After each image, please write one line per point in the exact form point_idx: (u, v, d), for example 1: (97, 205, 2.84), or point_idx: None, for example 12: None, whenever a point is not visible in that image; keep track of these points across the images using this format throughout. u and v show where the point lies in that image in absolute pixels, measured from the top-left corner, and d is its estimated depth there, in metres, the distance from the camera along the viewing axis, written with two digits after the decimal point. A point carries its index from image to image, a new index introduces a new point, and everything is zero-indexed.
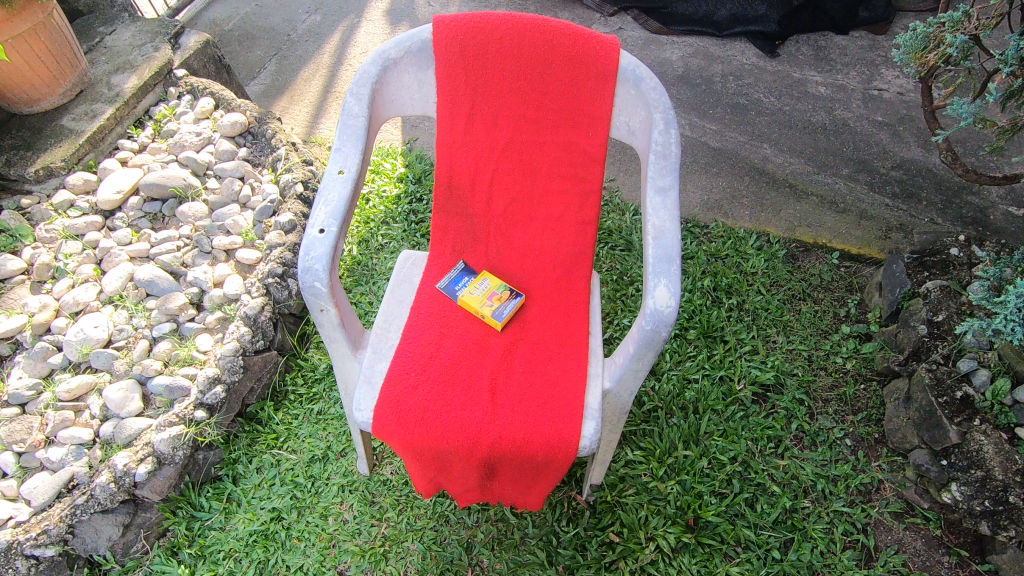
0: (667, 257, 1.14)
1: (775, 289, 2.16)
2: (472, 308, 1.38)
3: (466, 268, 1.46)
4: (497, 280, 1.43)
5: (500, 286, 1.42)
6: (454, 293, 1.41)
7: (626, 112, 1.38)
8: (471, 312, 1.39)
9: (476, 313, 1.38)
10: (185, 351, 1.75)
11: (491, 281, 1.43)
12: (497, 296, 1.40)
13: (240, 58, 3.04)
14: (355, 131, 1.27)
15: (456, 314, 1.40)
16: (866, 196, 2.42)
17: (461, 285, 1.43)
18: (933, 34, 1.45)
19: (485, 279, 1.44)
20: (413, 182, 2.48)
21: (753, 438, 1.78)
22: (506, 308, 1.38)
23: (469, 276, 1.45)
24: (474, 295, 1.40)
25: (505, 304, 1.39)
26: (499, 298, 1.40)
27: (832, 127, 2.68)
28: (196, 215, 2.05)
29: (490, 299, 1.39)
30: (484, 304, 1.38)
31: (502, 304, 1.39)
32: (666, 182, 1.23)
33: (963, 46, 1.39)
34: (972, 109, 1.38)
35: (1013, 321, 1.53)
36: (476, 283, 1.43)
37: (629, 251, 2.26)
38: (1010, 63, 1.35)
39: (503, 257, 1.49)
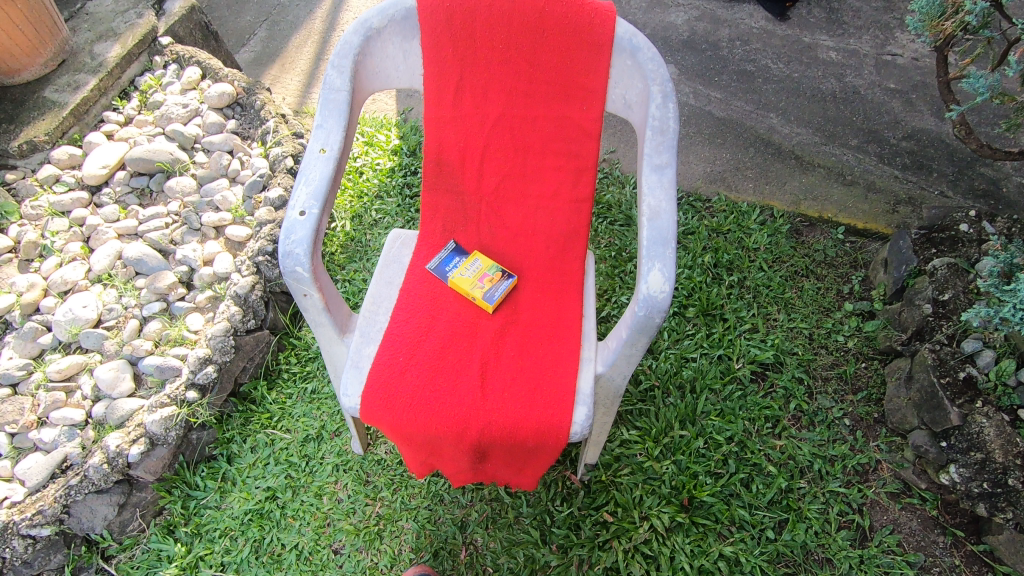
0: (662, 240, 1.09)
1: (778, 265, 2.11)
2: (463, 289, 1.35)
3: (457, 248, 1.42)
4: (489, 261, 1.39)
5: (492, 266, 1.38)
6: (444, 274, 1.38)
7: (623, 84, 1.31)
8: (462, 293, 1.36)
9: (467, 294, 1.34)
10: (176, 330, 1.73)
11: (483, 262, 1.39)
12: (489, 277, 1.36)
13: (229, 24, 2.94)
14: (337, 106, 1.21)
15: (446, 296, 1.36)
16: (874, 167, 2.34)
17: (452, 266, 1.39)
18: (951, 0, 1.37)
19: (477, 259, 1.40)
20: (407, 154, 2.41)
21: (750, 417, 1.76)
22: (498, 289, 1.35)
23: (461, 256, 1.41)
24: (465, 276, 1.36)
25: (496, 285, 1.35)
26: (490, 279, 1.36)
27: (842, 94, 2.57)
28: (184, 190, 2.01)
29: (481, 280, 1.36)
30: (475, 286, 1.34)
31: (494, 285, 1.35)
32: (663, 159, 1.17)
33: (982, 14, 1.30)
34: (989, 82, 1.30)
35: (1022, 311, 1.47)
36: (467, 264, 1.39)
37: (628, 226, 2.20)
38: None
39: (495, 236, 1.44)
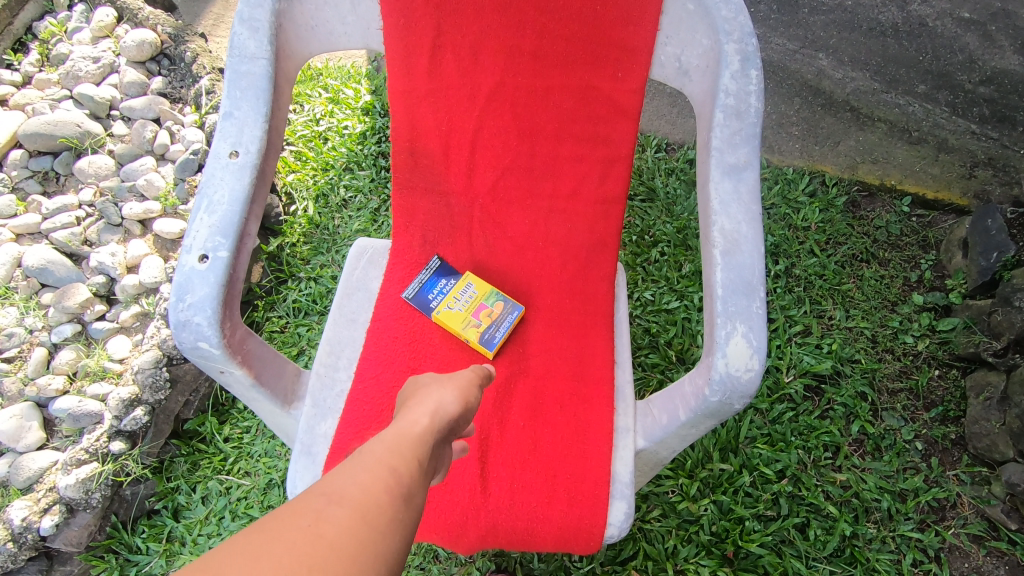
0: (746, 287, 0.74)
1: (832, 248, 1.75)
2: (454, 327, 1.00)
3: (443, 267, 1.06)
4: (487, 288, 1.04)
5: (492, 294, 1.03)
6: (427, 305, 1.02)
7: (677, 39, 0.96)
8: (452, 332, 1.01)
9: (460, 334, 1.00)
10: (94, 361, 1.38)
11: (479, 288, 1.04)
12: (488, 310, 1.01)
13: None
14: (255, 82, 0.82)
15: (430, 337, 1.01)
16: (947, 120, 1.87)
17: (438, 293, 1.03)
18: None
19: (471, 284, 1.04)
20: (381, 114, 1.98)
21: (805, 445, 1.47)
22: (500, 326, 1.00)
23: (449, 279, 1.05)
24: (456, 310, 1.01)
25: (498, 321, 1.00)
26: (490, 313, 1.01)
27: (905, 27, 1.93)
28: (99, 172, 1.60)
29: (479, 314, 1.01)
30: (470, 324, 1.00)
31: (495, 322, 1.00)
32: (741, 157, 0.79)
33: None
34: None
35: None
36: (459, 291, 1.03)
37: (651, 201, 1.82)
38: None
39: (496, 250, 1.08)
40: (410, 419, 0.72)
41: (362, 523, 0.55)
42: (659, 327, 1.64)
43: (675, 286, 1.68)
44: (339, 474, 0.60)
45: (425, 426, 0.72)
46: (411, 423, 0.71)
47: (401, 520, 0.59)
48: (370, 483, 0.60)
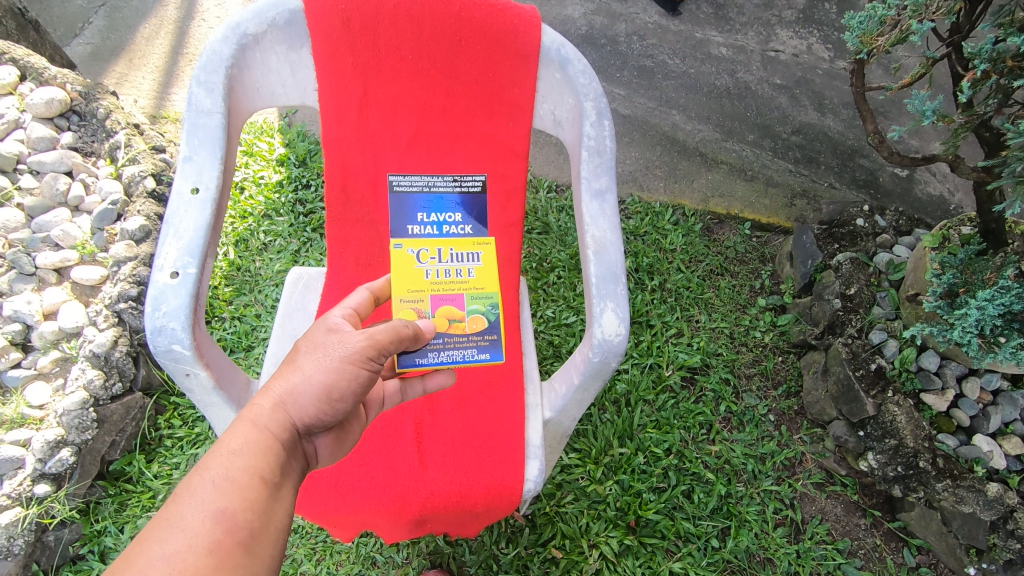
0: (613, 276, 1.00)
1: (694, 265, 2.12)
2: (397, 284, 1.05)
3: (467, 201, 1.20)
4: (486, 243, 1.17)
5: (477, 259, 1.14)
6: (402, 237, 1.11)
7: (551, 99, 1.16)
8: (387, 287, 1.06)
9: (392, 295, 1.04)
10: (13, 409, 1.42)
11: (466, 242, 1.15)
12: (452, 289, 1.08)
13: (54, 11, 2.56)
14: (211, 133, 0.96)
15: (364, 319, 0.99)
16: (771, 164, 2.38)
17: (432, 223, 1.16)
18: (891, 18, 1.15)
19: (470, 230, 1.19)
20: (296, 165, 2.10)
21: (685, 426, 1.75)
22: (448, 351, 1.04)
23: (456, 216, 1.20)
24: (420, 265, 1.08)
25: (446, 331, 1.04)
26: (455, 300, 1.07)
27: (735, 90, 2.59)
28: (9, 226, 1.65)
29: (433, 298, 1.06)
30: (421, 296, 1.05)
31: (453, 329, 1.05)
32: (602, 184, 1.06)
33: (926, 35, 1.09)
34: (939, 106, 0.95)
35: (970, 333, 1.32)
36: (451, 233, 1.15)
37: (547, 234, 2.10)
38: (984, 59, 1.10)
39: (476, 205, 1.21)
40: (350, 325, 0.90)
41: (235, 521, 0.68)
42: (561, 339, 1.90)
43: (571, 303, 1.96)
44: (222, 446, 0.74)
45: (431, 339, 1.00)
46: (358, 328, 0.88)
47: (279, 498, 0.74)
48: (197, 526, 0.66)
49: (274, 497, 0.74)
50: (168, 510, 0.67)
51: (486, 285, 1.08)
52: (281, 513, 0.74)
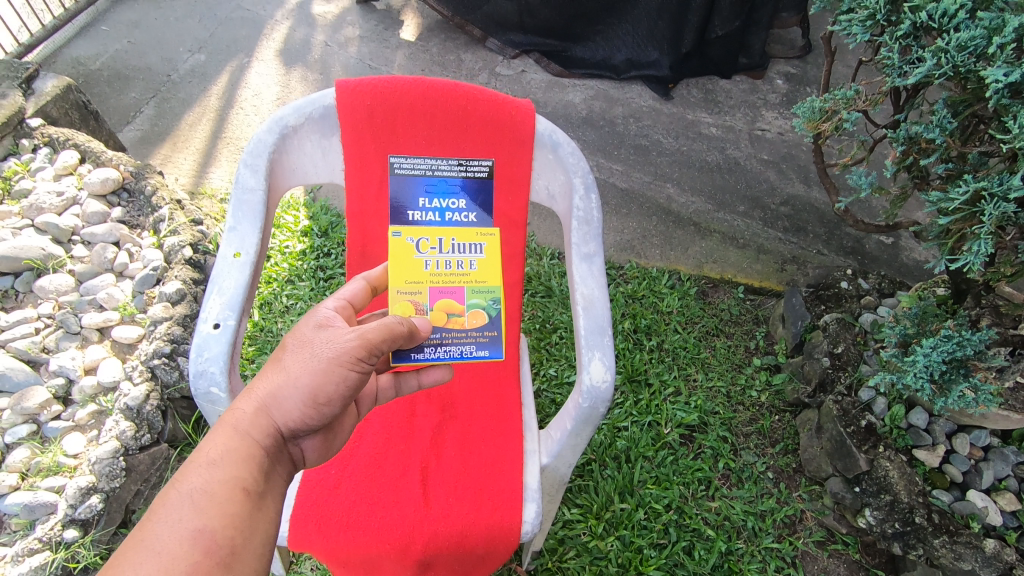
0: (600, 329, 1.12)
1: (691, 327, 2.22)
2: (398, 273, 1.15)
3: (469, 186, 1.30)
4: (485, 231, 1.25)
5: (474, 248, 1.22)
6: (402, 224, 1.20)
7: (546, 176, 1.33)
8: (389, 274, 1.15)
9: (392, 287, 1.13)
10: (49, 457, 1.53)
11: (465, 230, 1.24)
12: (451, 280, 1.17)
13: (112, 103, 2.89)
14: (253, 207, 1.13)
15: (358, 307, 1.09)
16: (761, 231, 2.54)
17: (433, 208, 1.26)
18: (827, 107, 1.32)
19: (472, 215, 1.28)
20: (319, 235, 2.30)
21: (684, 482, 1.80)
22: (446, 346, 1.14)
23: (457, 200, 1.28)
24: (419, 255, 1.18)
25: (445, 326, 1.14)
26: (453, 293, 1.16)
27: (725, 165, 2.80)
28: (60, 289, 1.82)
29: (432, 289, 1.15)
30: (420, 287, 1.14)
31: (451, 322, 1.15)
32: (591, 249, 1.21)
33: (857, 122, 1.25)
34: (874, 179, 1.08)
35: (922, 379, 1.39)
36: (453, 218, 1.27)
37: (549, 297, 2.24)
38: (901, 142, 1.24)
39: (478, 191, 1.30)
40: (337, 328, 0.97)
41: (215, 538, 0.76)
42: (563, 397, 1.98)
43: (572, 362, 2.06)
44: (206, 456, 0.83)
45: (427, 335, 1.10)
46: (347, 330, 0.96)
47: (260, 511, 0.82)
48: (177, 537, 0.74)
49: (254, 510, 0.82)
50: (151, 521, 0.75)
51: (481, 276, 1.18)
52: (263, 518, 0.83)
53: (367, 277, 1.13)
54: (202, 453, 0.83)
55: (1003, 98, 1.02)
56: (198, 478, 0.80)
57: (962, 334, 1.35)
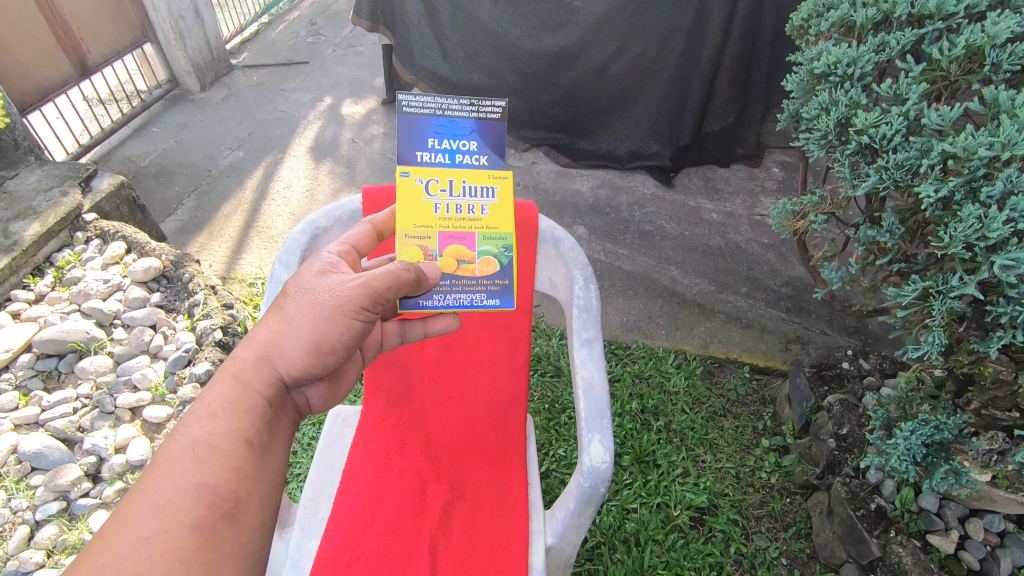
0: (599, 412, 1.19)
1: (698, 407, 2.26)
2: (405, 217, 1.16)
3: (482, 127, 1.22)
4: (497, 173, 1.22)
5: (486, 192, 1.22)
6: (409, 164, 1.19)
7: (549, 268, 1.45)
8: (399, 216, 1.17)
9: (400, 231, 1.16)
10: (75, 535, 1.59)
11: (477, 172, 1.21)
12: (460, 226, 1.19)
13: (157, 196, 3.16)
14: None
15: (362, 252, 1.19)
16: (764, 311, 2.62)
17: (442, 149, 1.21)
18: (798, 207, 1.47)
19: (484, 157, 1.22)
20: None
21: (695, 567, 1.79)
22: (455, 293, 1.18)
23: (468, 141, 1.22)
24: (428, 197, 1.18)
25: (454, 273, 1.18)
26: (464, 239, 1.19)
27: (726, 249, 2.93)
28: (98, 370, 1.95)
29: (442, 236, 1.18)
30: (429, 233, 1.17)
31: (461, 274, 1.19)
32: (590, 334, 1.31)
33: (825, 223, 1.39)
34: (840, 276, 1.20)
35: (906, 462, 1.48)
36: (463, 160, 1.21)
37: (558, 377, 2.31)
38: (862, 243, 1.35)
39: (490, 132, 1.22)
40: (335, 279, 1.02)
41: (216, 493, 0.83)
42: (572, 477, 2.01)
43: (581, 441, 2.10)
44: (208, 406, 0.90)
45: (436, 282, 1.14)
46: (345, 280, 1.01)
47: (260, 464, 0.89)
48: (177, 488, 0.81)
49: (254, 462, 0.88)
50: (155, 473, 0.83)
51: (490, 226, 1.19)
52: (265, 470, 0.89)
53: (372, 220, 1.23)
54: (204, 406, 0.90)
55: (937, 209, 1.14)
56: (199, 435, 0.87)
57: (939, 419, 1.44)
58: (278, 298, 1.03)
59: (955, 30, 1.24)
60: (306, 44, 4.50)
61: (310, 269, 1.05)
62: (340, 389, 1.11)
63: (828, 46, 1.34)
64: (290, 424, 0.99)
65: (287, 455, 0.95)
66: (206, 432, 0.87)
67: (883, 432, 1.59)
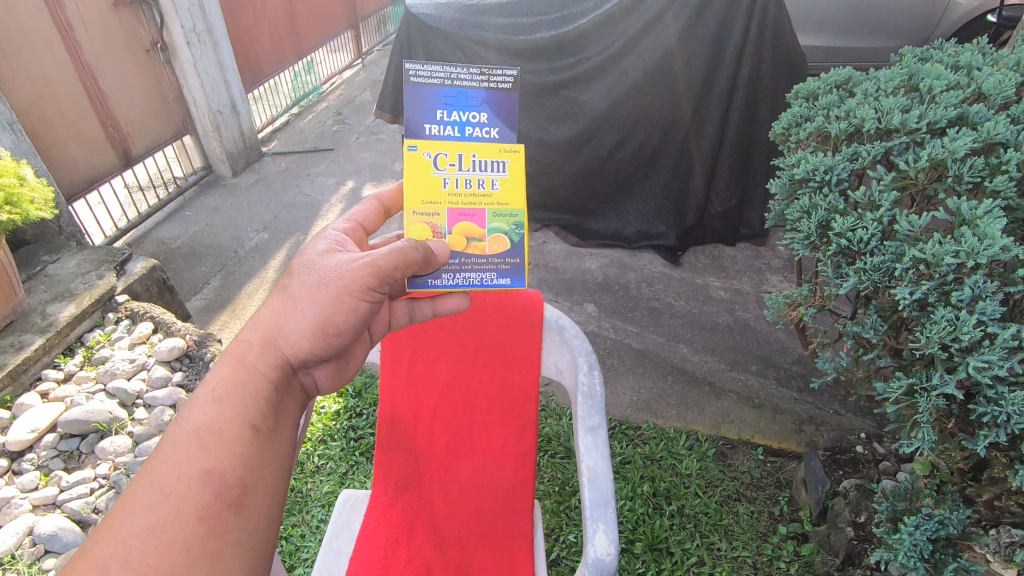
0: (603, 501, 1.21)
1: (712, 491, 2.22)
2: (415, 194, 1.21)
3: (492, 97, 1.21)
4: (508, 146, 1.22)
5: (496, 166, 1.23)
6: (415, 138, 1.20)
7: (554, 354, 1.50)
8: (408, 192, 1.21)
9: (409, 208, 1.21)
10: None
11: (487, 146, 1.22)
12: (469, 203, 1.23)
13: (185, 276, 3.32)
14: None
15: (368, 230, 1.30)
16: (776, 390, 2.61)
17: (451, 122, 1.21)
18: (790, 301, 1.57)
19: (495, 129, 1.22)
20: (353, 396, 2.46)
21: None
22: (463, 272, 1.25)
23: (478, 113, 1.21)
24: (437, 172, 1.21)
25: (463, 250, 1.24)
26: (474, 216, 1.23)
27: (735, 326, 2.96)
28: (117, 450, 2.00)
29: (450, 212, 1.23)
30: (438, 209, 1.22)
31: (470, 252, 1.24)
32: (595, 421, 1.34)
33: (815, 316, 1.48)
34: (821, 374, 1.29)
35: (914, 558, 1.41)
36: (473, 133, 1.22)
37: (568, 457, 2.29)
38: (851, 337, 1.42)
39: (500, 101, 1.21)
40: (339, 260, 1.09)
41: (221, 481, 0.89)
42: None
43: None
44: (215, 389, 0.97)
45: (445, 260, 1.20)
46: (349, 262, 1.07)
47: (264, 448, 0.95)
48: (181, 476, 0.87)
49: (257, 447, 0.94)
50: (162, 462, 0.89)
51: (499, 202, 1.22)
52: (269, 454, 0.95)
53: (379, 198, 1.35)
54: (209, 392, 0.96)
55: (914, 309, 1.22)
56: (204, 421, 0.93)
57: (943, 513, 1.41)
58: (284, 280, 1.09)
59: (920, 142, 1.38)
60: (331, 133, 4.82)
61: (316, 252, 1.12)
62: (347, 370, 1.18)
63: (806, 155, 1.49)
64: (296, 406, 1.05)
65: (292, 436, 1.01)
66: (210, 419, 0.93)
67: (889, 526, 1.55)
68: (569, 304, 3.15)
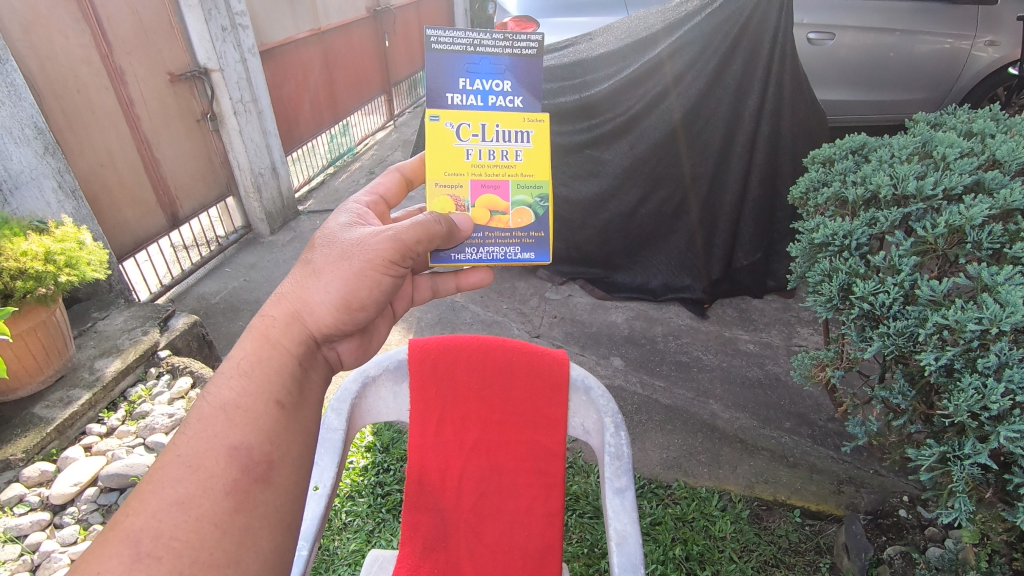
0: (632, 567, 1.20)
1: (747, 556, 2.14)
2: (439, 167, 1.33)
3: (513, 63, 1.32)
4: (532, 116, 1.34)
5: (521, 136, 1.34)
6: (440, 108, 1.31)
7: (580, 414, 1.52)
8: (432, 164, 1.33)
9: (433, 180, 1.33)
10: None
11: (511, 115, 1.33)
12: (491, 174, 1.34)
13: (223, 329, 3.45)
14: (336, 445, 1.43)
15: (389, 202, 1.42)
16: (811, 448, 2.54)
17: (474, 90, 1.32)
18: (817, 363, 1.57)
19: (518, 98, 1.33)
20: (381, 450, 2.49)
21: None
22: (487, 246, 1.38)
23: (502, 82, 1.33)
24: (460, 142, 1.33)
25: (487, 224, 1.36)
26: (496, 188, 1.35)
27: (766, 381, 2.91)
28: None
29: (473, 184, 1.35)
30: (461, 180, 1.34)
31: (492, 226, 1.37)
32: (622, 482, 1.33)
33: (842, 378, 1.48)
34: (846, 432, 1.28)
35: None
36: (496, 102, 1.33)
37: (597, 517, 2.25)
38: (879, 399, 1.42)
39: (520, 68, 1.33)
40: (361, 234, 1.16)
41: (247, 455, 0.93)
42: None
43: None
44: (240, 367, 1.00)
45: (468, 233, 1.32)
46: (374, 236, 1.15)
47: (290, 423, 0.99)
48: (209, 449, 0.91)
49: (282, 422, 0.98)
50: (189, 434, 0.92)
51: (521, 171, 1.34)
52: (292, 428, 0.99)
53: (401, 170, 1.48)
54: (235, 367, 1.00)
55: (941, 376, 1.21)
56: (230, 397, 0.96)
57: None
58: (307, 254, 1.16)
59: (937, 208, 1.40)
60: None
61: (339, 227, 1.21)
62: (369, 343, 1.25)
63: (825, 221, 1.53)
64: (320, 380, 1.10)
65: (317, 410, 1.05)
66: (236, 394, 0.97)
67: None
68: (596, 358, 3.15)
